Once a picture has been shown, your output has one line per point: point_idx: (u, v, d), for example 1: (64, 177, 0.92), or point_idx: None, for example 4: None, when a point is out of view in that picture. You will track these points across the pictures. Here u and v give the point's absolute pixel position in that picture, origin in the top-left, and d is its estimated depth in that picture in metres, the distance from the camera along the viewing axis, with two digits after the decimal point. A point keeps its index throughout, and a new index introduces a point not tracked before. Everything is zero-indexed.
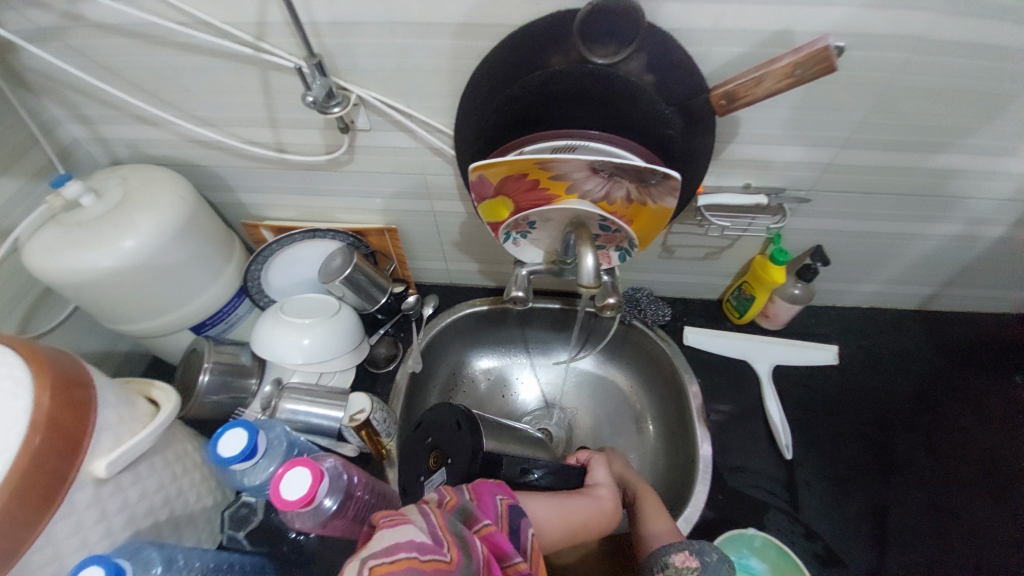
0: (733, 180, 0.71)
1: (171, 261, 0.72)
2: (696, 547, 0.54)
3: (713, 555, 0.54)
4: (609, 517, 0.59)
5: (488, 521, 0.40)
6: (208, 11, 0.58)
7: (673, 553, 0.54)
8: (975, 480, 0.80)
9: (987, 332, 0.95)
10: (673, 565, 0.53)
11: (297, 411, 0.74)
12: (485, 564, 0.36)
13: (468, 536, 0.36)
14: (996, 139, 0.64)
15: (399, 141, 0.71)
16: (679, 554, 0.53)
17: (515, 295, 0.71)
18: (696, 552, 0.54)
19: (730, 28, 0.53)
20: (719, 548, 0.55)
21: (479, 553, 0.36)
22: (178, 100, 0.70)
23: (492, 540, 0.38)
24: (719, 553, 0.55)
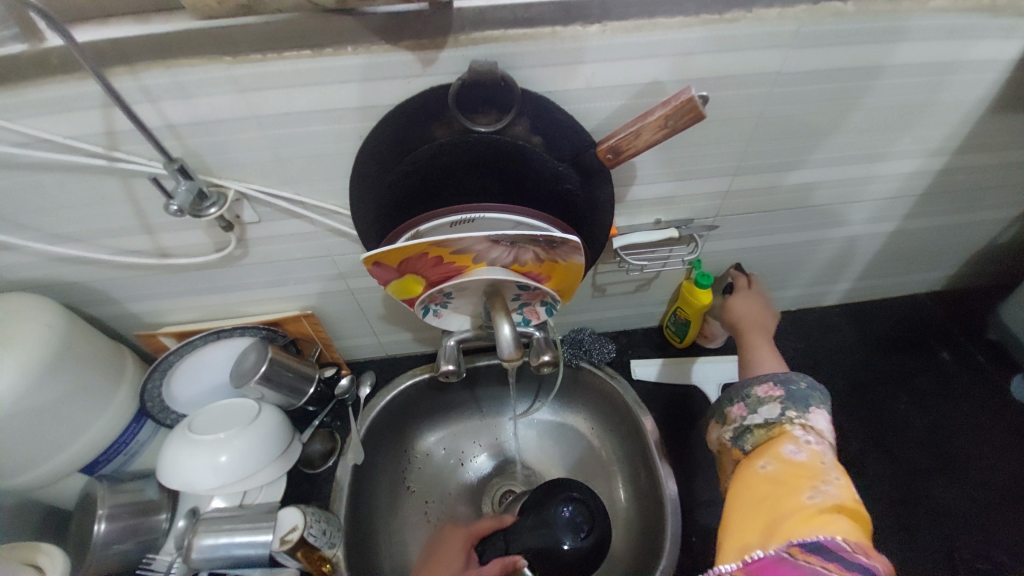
0: (644, 217, 0.72)
1: (44, 402, 0.62)
2: (782, 379, 0.59)
3: (800, 386, 0.58)
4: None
5: None
6: (45, 128, 0.52)
7: (762, 384, 0.60)
8: (926, 465, 0.82)
9: (903, 315, 1.01)
10: (756, 395, 0.59)
11: (217, 545, 0.65)
12: None
13: None
14: (865, 149, 0.68)
15: (296, 228, 0.67)
16: (767, 386, 0.59)
17: (447, 369, 0.66)
18: (781, 383, 0.59)
19: (603, 85, 0.54)
20: (807, 379, 0.59)
21: None
22: (31, 220, 0.62)
23: None
24: (808, 383, 0.59)
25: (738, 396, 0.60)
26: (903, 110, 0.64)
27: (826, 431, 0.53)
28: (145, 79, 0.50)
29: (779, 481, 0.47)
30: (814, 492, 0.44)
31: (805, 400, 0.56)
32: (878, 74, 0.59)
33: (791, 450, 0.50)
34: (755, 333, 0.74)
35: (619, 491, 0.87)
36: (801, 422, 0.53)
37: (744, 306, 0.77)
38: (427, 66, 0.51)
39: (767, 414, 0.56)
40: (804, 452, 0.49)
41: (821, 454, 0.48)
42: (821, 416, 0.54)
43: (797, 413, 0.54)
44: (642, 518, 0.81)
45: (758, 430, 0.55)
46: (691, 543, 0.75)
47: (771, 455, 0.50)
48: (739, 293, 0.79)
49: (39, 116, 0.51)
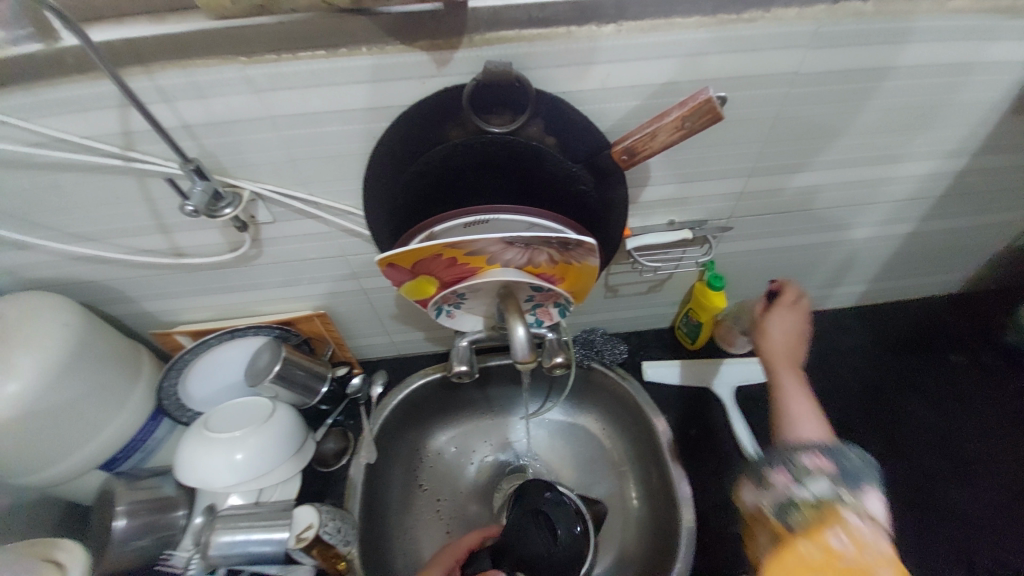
0: (658, 218, 0.71)
1: (63, 400, 0.63)
2: (830, 452, 0.56)
3: (853, 460, 0.55)
4: None
5: None
6: (65, 128, 0.53)
7: (807, 454, 0.55)
8: (945, 471, 0.80)
9: (920, 317, 0.99)
10: (803, 465, 0.54)
11: (234, 542, 0.65)
12: None
13: None
14: (885, 149, 0.67)
15: (310, 228, 0.67)
16: (812, 456, 0.55)
17: (459, 370, 0.67)
18: (830, 456, 0.55)
19: (617, 85, 0.54)
20: (858, 456, 0.56)
21: None
22: (50, 220, 0.63)
23: None
24: (858, 461, 0.56)
25: (779, 463, 0.55)
26: (924, 109, 0.63)
27: (879, 518, 0.50)
28: (162, 81, 0.50)
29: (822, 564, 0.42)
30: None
31: (856, 479, 0.53)
32: (899, 72, 0.58)
33: (839, 539, 0.44)
34: (786, 370, 0.67)
35: (633, 493, 0.86)
36: (855, 507, 0.47)
37: (779, 334, 0.70)
38: (441, 66, 0.51)
39: (817, 491, 0.49)
40: (851, 542, 0.43)
41: (874, 546, 0.43)
42: (874, 501, 0.51)
43: (849, 497, 0.49)
44: (653, 520, 0.80)
45: (803, 504, 0.48)
46: (704, 546, 0.74)
47: (815, 538, 0.44)
48: (781, 310, 0.71)
49: (59, 117, 0.52)
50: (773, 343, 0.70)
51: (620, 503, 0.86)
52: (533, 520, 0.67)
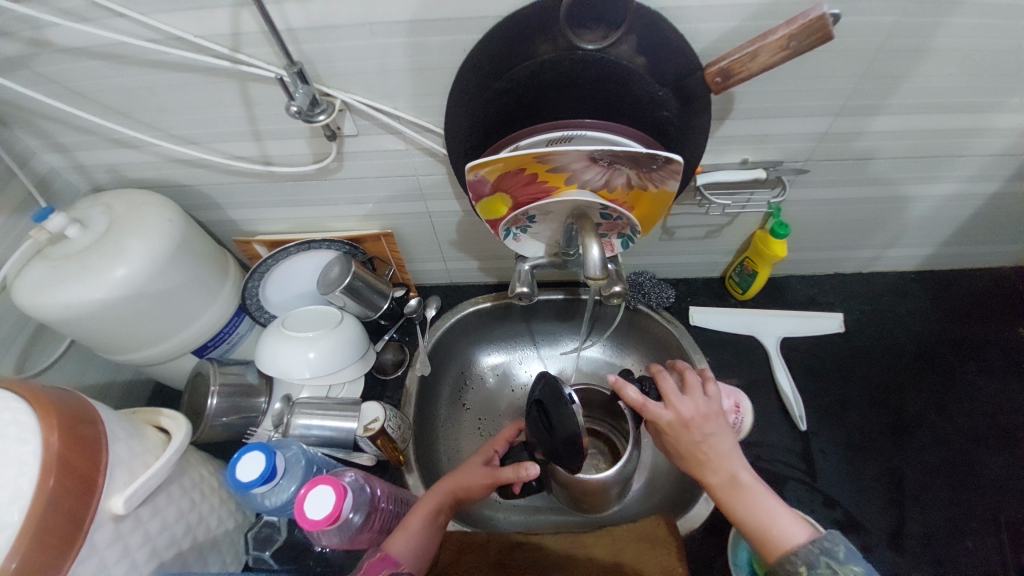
0: (730, 157, 0.71)
1: (166, 286, 0.70)
2: (822, 547, 0.50)
3: (837, 558, 0.49)
4: (464, 479, 0.65)
5: (364, 534, 0.61)
6: (177, 25, 0.56)
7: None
8: (985, 432, 0.80)
9: (986, 287, 0.96)
10: None
11: (310, 426, 0.73)
12: (360, 543, 0.61)
13: (359, 547, 0.61)
14: (988, 96, 0.63)
15: (389, 144, 0.69)
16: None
17: (520, 291, 0.70)
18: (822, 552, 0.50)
19: (717, 4, 0.53)
20: (821, 539, 0.51)
21: (359, 540, 0.61)
22: (155, 119, 0.68)
23: (361, 541, 0.61)
24: (820, 545, 0.51)
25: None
26: None
27: None
28: None
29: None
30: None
31: None
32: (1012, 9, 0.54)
33: None
34: (703, 467, 0.58)
35: None
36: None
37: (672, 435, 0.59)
38: None
39: None
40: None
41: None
42: None
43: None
44: None
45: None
46: None
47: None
48: (666, 415, 0.59)
49: (172, 13, 0.55)
50: (711, 464, 0.57)
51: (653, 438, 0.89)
52: (531, 424, 0.68)
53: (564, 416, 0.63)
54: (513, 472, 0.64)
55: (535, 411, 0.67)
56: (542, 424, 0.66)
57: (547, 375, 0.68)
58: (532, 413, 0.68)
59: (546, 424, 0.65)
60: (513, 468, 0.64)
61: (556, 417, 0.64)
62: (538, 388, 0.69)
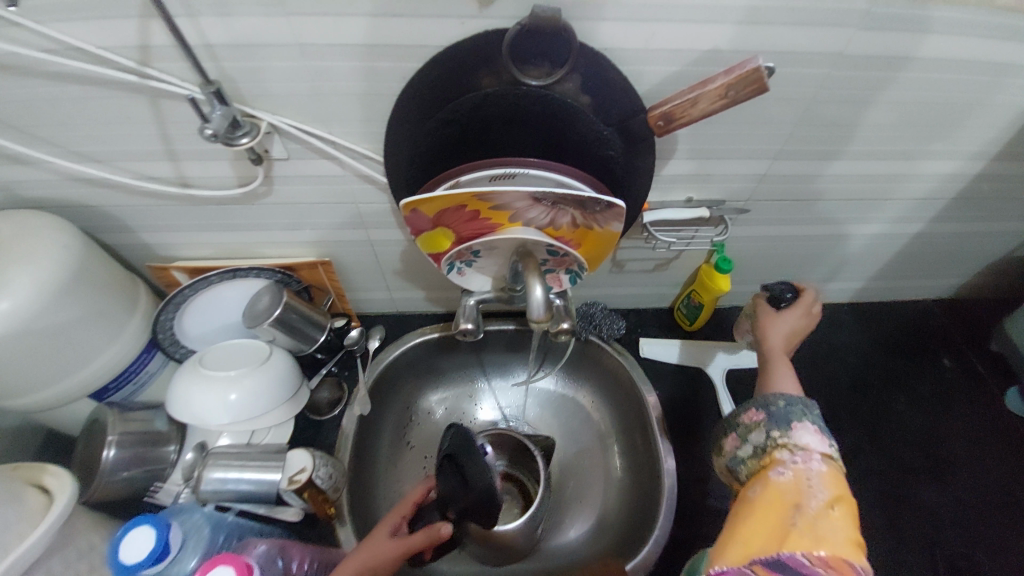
0: (676, 195, 0.71)
1: (60, 322, 0.61)
2: (786, 398, 0.61)
3: (782, 406, 0.60)
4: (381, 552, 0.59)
5: None
6: (74, 34, 0.49)
7: (799, 422, 0.58)
8: (913, 461, 0.84)
9: (907, 319, 1.02)
10: (744, 423, 0.62)
11: (226, 480, 0.65)
12: None
13: None
14: (908, 146, 0.67)
15: (325, 170, 0.65)
16: (806, 426, 0.57)
17: (465, 328, 0.67)
18: (762, 406, 0.62)
19: (661, 47, 0.53)
20: (785, 395, 0.62)
21: None
22: (50, 134, 0.59)
23: None
24: (787, 399, 0.61)
25: (779, 422, 0.59)
26: (951, 108, 0.62)
27: (809, 445, 0.56)
28: None
29: (766, 506, 0.52)
30: (795, 515, 0.50)
31: (786, 420, 0.59)
32: (923, 68, 0.57)
33: (780, 471, 0.54)
34: (779, 349, 0.70)
35: (618, 463, 0.87)
36: (787, 443, 0.57)
37: (779, 323, 0.72)
38: (484, 7, 0.49)
39: (755, 442, 0.60)
40: (790, 473, 0.53)
41: (807, 472, 0.53)
42: (806, 432, 0.57)
43: (780, 433, 0.58)
44: (636, 489, 0.82)
45: (772, 439, 0.58)
46: (686, 519, 0.76)
47: (762, 480, 0.55)
48: (796, 314, 0.72)
49: (69, 22, 0.48)
50: (773, 347, 0.70)
51: (603, 472, 0.88)
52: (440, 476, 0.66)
53: (477, 465, 0.64)
54: (426, 535, 0.62)
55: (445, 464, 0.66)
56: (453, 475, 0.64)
57: (454, 426, 0.69)
58: (441, 467, 0.67)
59: (459, 478, 0.64)
60: (424, 533, 0.62)
61: (469, 467, 0.64)
62: (447, 440, 0.68)
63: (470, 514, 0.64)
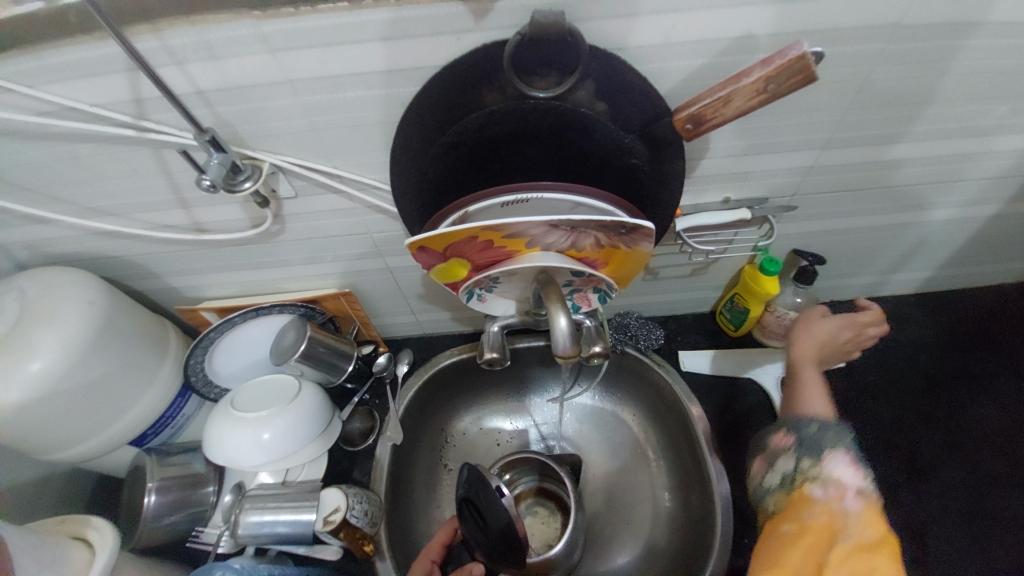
0: (711, 196, 0.64)
1: (93, 377, 0.62)
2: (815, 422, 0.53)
3: (813, 429, 0.53)
4: None
5: None
6: (71, 94, 0.49)
7: (829, 452, 0.49)
8: (1008, 473, 0.73)
9: (991, 307, 0.90)
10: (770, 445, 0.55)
11: (262, 523, 0.64)
12: None
13: None
14: (986, 118, 0.57)
15: (333, 203, 0.63)
16: (837, 456, 0.48)
17: (491, 357, 0.62)
18: (792, 427, 0.55)
19: (683, 40, 0.47)
20: (819, 418, 0.53)
21: None
22: (68, 194, 0.60)
23: None
24: (821, 422, 0.53)
25: (808, 450, 0.51)
26: None
27: (845, 475, 0.46)
28: (170, 38, 0.45)
29: (793, 545, 0.43)
30: (828, 552, 0.41)
31: (817, 446, 0.50)
32: (1004, 28, 0.48)
33: (812, 511, 0.45)
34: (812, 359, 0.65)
35: (666, 494, 0.81)
36: (819, 475, 0.47)
37: (820, 329, 0.66)
38: (480, 19, 0.45)
39: (782, 470, 0.51)
40: (822, 513, 0.44)
41: (840, 509, 0.44)
42: (840, 460, 0.48)
43: (808, 463, 0.49)
44: (687, 514, 0.76)
45: (798, 471, 0.50)
46: (744, 547, 0.69)
47: (789, 520, 0.46)
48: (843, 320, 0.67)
49: (63, 82, 0.48)
50: (806, 355, 0.65)
51: (653, 492, 0.82)
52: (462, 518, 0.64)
53: (494, 507, 0.61)
54: None
55: (466, 508, 0.64)
56: (473, 516, 0.63)
57: (469, 465, 0.66)
58: (463, 510, 0.65)
59: (477, 522, 0.62)
60: None
61: (487, 507, 0.61)
62: (463, 479, 0.66)
63: (496, 557, 0.61)
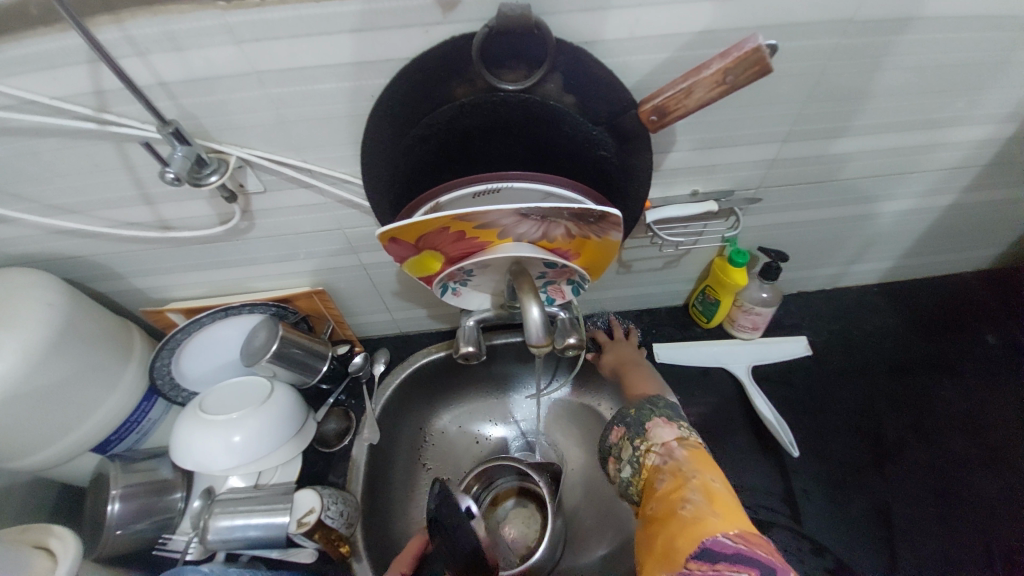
0: (680, 188, 0.66)
1: (51, 381, 0.60)
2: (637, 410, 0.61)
3: (633, 413, 0.61)
4: None
5: None
6: (25, 85, 0.47)
7: (651, 421, 0.59)
8: (962, 451, 0.77)
9: (944, 296, 0.95)
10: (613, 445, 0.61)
11: (233, 527, 0.63)
12: None
13: None
14: (931, 113, 0.61)
15: (305, 198, 0.62)
16: (659, 422, 0.58)
17: (466, 351, 0.62)
18: (620, 421, 0.62)
19: (647, 34, 0.48)
20: (632, 404, 0.63)
21: None
22: (23, 191, 0.58)
23: None
24: (636, 406, 0.62)
25: (637, 427, 0.59)
26: (978, 68, 0.56)
27: (669, 434, 0.56)
28: (131, 28, 0.44)
29: (664, 518, 0.48)
30: (685, 505, 0.47)
31: (640, 423, 0.59)
32: (944, 27, 0.51)
33: (660, 479, 0.52)
34: (634, 366, 0.79)
35: None
36: (649, 443, 0.56)
37: (616, 349, 0.83)
38: (448, 12, 0.45)
39: (628, 458, 0.58)
40: (668, 477, 0.51)
41: (675, 463, 0.53)
42: (661, 427, 0.58)
43: (639, 438, 0.57)
44: None
45: (638, 449, 0.57)
46: None
47: (654, 496, 0.51)
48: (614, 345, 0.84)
49: (16, 73, 0.46)
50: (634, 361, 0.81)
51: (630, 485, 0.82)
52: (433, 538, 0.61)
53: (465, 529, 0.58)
54: None
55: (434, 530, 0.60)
56: (443, 539, 0.59)
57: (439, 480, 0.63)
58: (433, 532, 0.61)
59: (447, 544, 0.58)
60: None
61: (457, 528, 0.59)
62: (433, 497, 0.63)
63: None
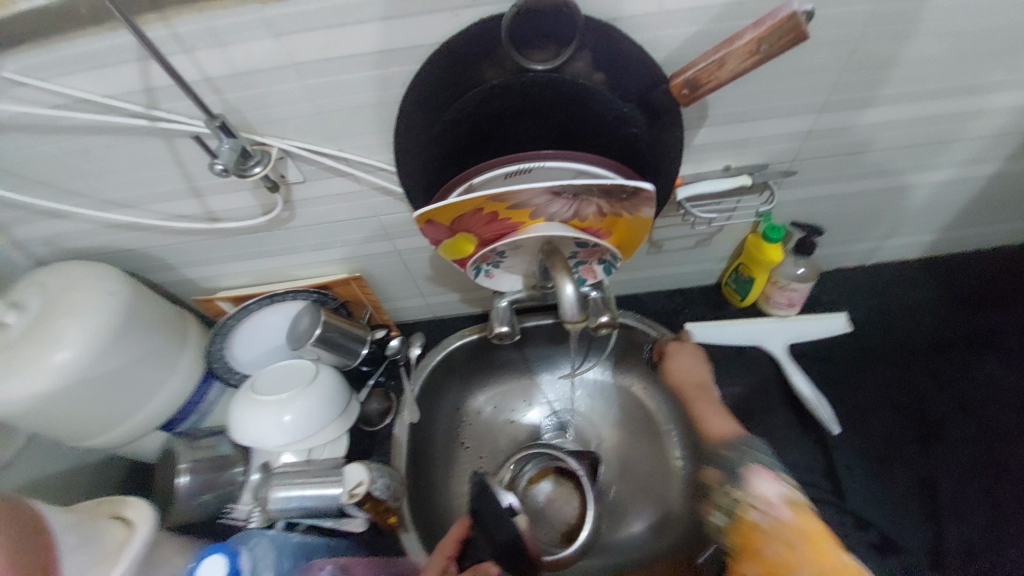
0: (712, 164, 0.65)
1: (118, 363, 0.65)
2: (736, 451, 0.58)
3: (733, 459, 0.57)
4: None
5: None
6: (86, 87, 0.51)
7: (751, 470, 0.55)
8: (1015, 428, 0.74)
9: (996, 270, 0.90)
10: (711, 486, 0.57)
11: (290, 498, 0.67)
12: None
13: None
14: (982, 74, 0.58)
15: (341, 186, 0.64)
16: (761, 472, 0.54)
17: (500, 331, 0.65)
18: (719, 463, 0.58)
19: (677, 7, 0.48)
20: (737, 449, 0.58)
21: None
22: (87, 187, 0.63)
23: None
24: (738, 452, 0.57)
25: (734, 477, 0.55)
26: None
27: (774, 489, 0.52)
28: (178, 26, 0.47)
29: None
30: None
31: (739, 473, 0.55)
32: None
33: (771, 547, 0.48)
34: (702, 395, 0.66)
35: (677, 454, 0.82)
36: (751, 500, 0.52)
37: (679, 358, 0.71)
38: None
39: (726, 512, 0.54)
40: (781, 545, 0.47)
41: (779, 529, 0.48)
42: (766, 478, 0.53)
43: (738, 490, 0.54)
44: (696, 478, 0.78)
45: (735, 499, 0.53)
46: None
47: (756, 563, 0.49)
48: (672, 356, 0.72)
49: (78, 75, 0.50)
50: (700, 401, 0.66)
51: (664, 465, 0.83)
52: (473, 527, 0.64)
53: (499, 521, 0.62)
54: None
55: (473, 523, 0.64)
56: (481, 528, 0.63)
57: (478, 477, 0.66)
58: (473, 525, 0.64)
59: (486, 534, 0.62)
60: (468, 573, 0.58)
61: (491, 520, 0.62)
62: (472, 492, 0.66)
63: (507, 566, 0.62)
